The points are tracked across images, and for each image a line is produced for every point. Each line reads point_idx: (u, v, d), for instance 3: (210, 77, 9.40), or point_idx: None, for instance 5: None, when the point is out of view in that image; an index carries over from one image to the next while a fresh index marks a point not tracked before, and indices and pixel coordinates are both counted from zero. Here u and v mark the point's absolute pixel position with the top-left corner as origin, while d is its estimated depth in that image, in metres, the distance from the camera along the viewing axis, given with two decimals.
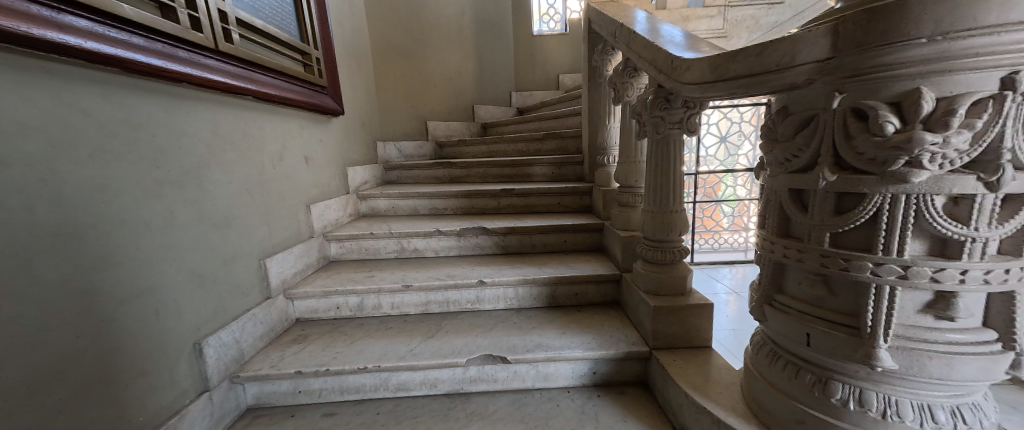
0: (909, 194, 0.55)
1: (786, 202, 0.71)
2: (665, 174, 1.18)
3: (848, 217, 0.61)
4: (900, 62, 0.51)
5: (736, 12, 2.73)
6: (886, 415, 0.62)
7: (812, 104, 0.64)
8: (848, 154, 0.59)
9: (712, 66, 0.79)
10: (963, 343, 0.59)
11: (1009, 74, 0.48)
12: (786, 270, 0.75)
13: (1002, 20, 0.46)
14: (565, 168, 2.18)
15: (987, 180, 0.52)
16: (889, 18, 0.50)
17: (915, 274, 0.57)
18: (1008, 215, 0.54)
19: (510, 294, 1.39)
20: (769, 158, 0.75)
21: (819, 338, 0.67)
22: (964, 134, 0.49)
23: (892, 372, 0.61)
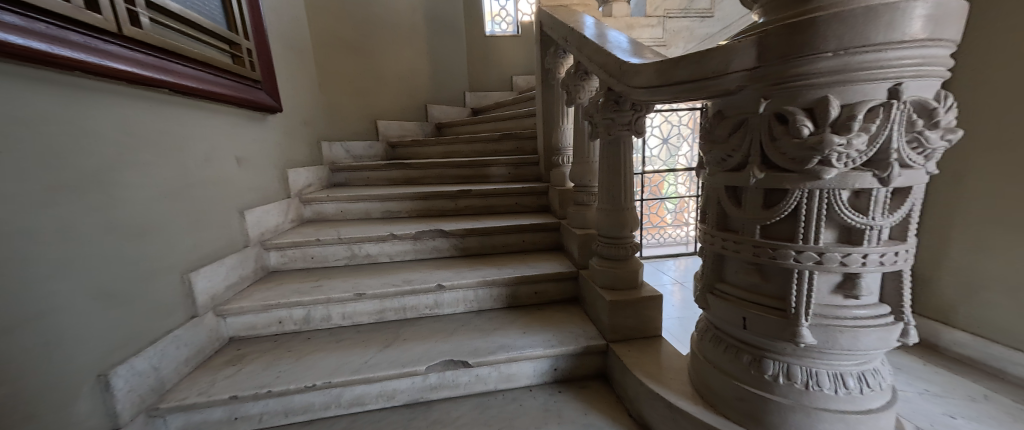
0: (822, 189, 0.62)
1: (724, 198, 0.78)
2: (617, 174, 1.23)
3: (775, 210, 0.68)
4: (812, 72, 0.58)
5: (673, 23, 2.95)
6: (808, 385, 0.70)
7: (743, 109, 0.70)
8: (773, 154, 0.65)
9: (656, 72, 0.84)
10: (866, 317, 0.68)
11: (893, 86, 0.56)
12: (724, 261, 0.82)
13: (887, 39, 0.54)
14: (522, 169, 2.21)
15: (881, 176, 0.60)
16: (803, 33, 0.57)
17: (828, 259, 0.65)
18: (896, 206, 0.63)
19: (470, 297, 1.38)
20: (708, 158, 0.81)
21: (753, 320, 0.74)
22: (863, 136, 0.57)
23: (812, 347, 0.69)
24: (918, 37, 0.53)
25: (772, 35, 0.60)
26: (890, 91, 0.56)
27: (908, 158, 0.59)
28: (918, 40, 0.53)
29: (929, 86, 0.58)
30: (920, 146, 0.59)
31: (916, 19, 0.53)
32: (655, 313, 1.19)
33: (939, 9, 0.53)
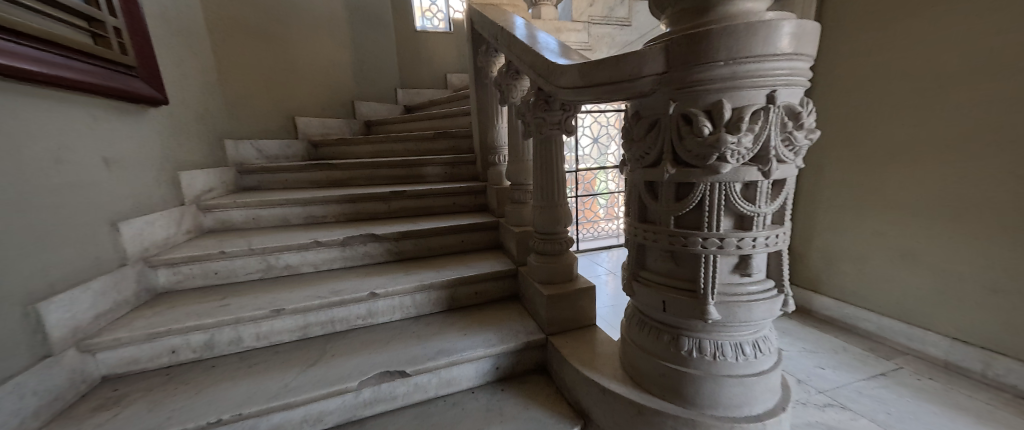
0: (720, 182, 0.71)
1: (643, 192, 0.84)
2: (550, 172, 1.27)
3: (685, 202, 0.75)
4: (709, 78, 0.65)
5: (597, 29, 3.13)
6: (715, 356, 0.79)
7: (656, 110, 0.76)
8: (681, 151, 0.72)
9: (579, 73, 0.88)
10: (757, 291, 0.78)
11: (770, 92, 0.66)
12: (646, 250, 0.89)
13: (764, 52, 0.62)
14: (459, 168, 2.17)
15: (764, 170, 0.69)
16: (699, 43, 0.64)
17: (727, 244, 0.73)
18: (776, 195, 0.74)
19: (407, 303, 1.32)
20: (629, 156, 0.87)
21: (670, 303, 0.82)
22: (749, 135, 0.65)
23: (717, 322, 0.78)
24: (786, 52, 0.63)
25: (675, 43, 0.67)
26: (767, 97, 0.65)
27: (782, 155, 0.69)
28: (786, 54, 0.63)
29: (795, 94, 0.68)
30: (791, 145, 0.69)
31: (784, 36, 0.62)
32: (589, 303, 1.26)
33: (801, 28, 0.63)
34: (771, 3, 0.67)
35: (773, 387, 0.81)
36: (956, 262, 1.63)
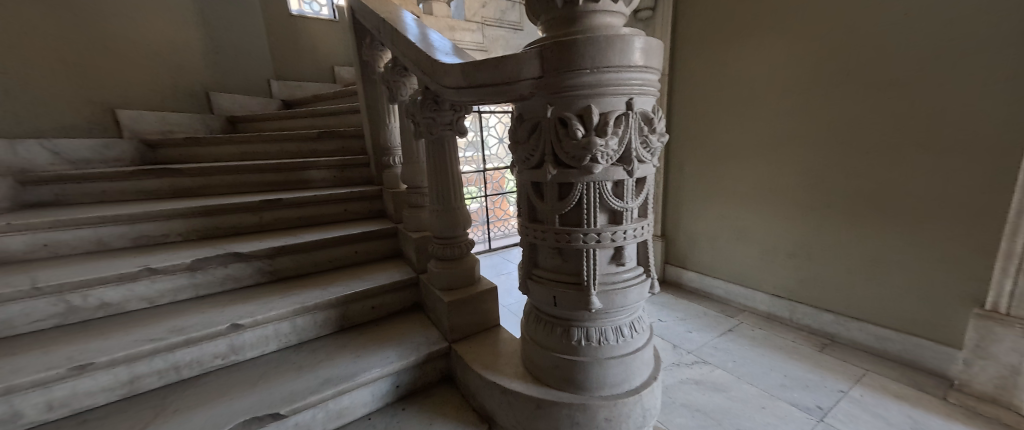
0: (594, 181, 0.77)
1: (530, 193, 0.87)
2: (444, 174, 1.23)
3: (567, 202, 0.79)
4: (578, 85, 0.70)
5: (491, 31, 3.17)
6: (601, 341, 0.87)
7: (536, 114, 0.79)
8: (560, 153, 0.76)
9: (462, 73, 0.86)
10: (631, 278, 0.87)
11: (629, 100, 0.74)
12: (537, 248, 0.93)
13: (621, 63, 0.69)
14: (349, 171, 1.96)
15: (629, 169, 0.78)
16: (567, 51, 0.68)
17: (603, 238, 0.80)
18: (639, 191, 0.83)
19: (283, 331, 1.13)
20: (515, 157, 0.89)
21: (560, 297, 0.86)
22: (614, 139, 0.72)
23: (600, 310, 0.85)
24: (639, 64, 0.71)
25: (547, 50, 0.70)
26: (627, 104, 0.73)
27: (642, 156, 0.78)
28: (639, 67, 0.71)
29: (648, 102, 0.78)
30: (648, 147, 0.78)
31: (636, 51, 0.70)
32: (492, 304, 1.26)
33: (649, 44, 0.72)
34: (626, 20, 0.75)
35: (647, 361, 0.92)
36: (770, 235, 2.12)
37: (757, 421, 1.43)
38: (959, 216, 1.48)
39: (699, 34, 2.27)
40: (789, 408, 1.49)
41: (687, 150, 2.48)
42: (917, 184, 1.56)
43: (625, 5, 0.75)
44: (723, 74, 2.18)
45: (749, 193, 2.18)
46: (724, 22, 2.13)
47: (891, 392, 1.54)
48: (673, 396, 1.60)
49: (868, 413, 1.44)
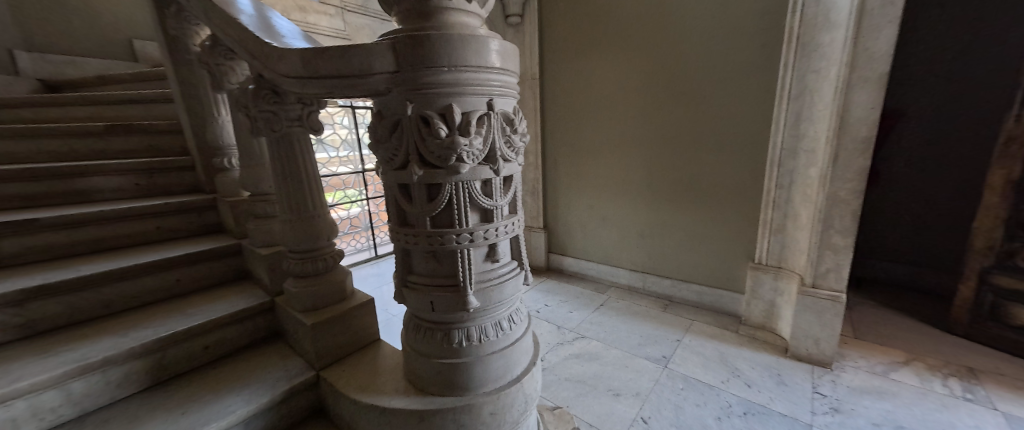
0: (462, 181, 0.76)
1: (397, 195, 0.81)
2: (296, 178, 1.06)
3: (436, 203, 0.77)
4: (436, 83, 0.71)
5: (353, 17, 2.89)
6: (482, 339, 0.87)
7: (396, 110, 0.76)
8: (425, 152, 0.74)
9: (303, 61, 0.76)
10: (506, 273, 0.90)
11: (489, 100, 0.77)
12: (410, 253, 0.88)
13: (477, 64, 0.72)
14: (159, 177, 1.52)
15: (495, 169, 0.80)
16: (423, 47, 0.68)
17: (476, 237, 0.80)
18: (507, 190, 0.87)
19: (43, 405, 0.78)
20: (378, 158, 0.83)
21: (437, 302, 0.83)
22: (479, 138, 0.73)
23: (479, 308, 0.85)
24: (496, 66, 0.75)
25: (403, 44, 0.69)
26: (487, 104, 0.75)
27: (506, 155, 0.81)
28: (496, 68, 0.75)
29: (509, 104, 0.82)
30: (512, 146, 0.82)
31: (492, 53, 0.74)
32: (368, 319, 1.16)
33: (503, 48, 0.76)
34: (483, 25, 0.79)
35: (527, 349, 0.97)
36: (625, 220, 2.52)
37: (624, 379, 1.69)
38: (738, 196, 2.02)
39: (560, 45, 2.54)
40: (645, 362, 1.80)
41: (558, 149, 2.75)
42: (714, 174, 2.07)
43: (481, 8, 0.77)
44: (582, 82, 2.49)
45: (607, 185, 2.54)
46: (579, 36, 2.43)
47: (709, 334, 2.01)
48: (558, 372, 1.76)
49: (696, 354, 1.84)
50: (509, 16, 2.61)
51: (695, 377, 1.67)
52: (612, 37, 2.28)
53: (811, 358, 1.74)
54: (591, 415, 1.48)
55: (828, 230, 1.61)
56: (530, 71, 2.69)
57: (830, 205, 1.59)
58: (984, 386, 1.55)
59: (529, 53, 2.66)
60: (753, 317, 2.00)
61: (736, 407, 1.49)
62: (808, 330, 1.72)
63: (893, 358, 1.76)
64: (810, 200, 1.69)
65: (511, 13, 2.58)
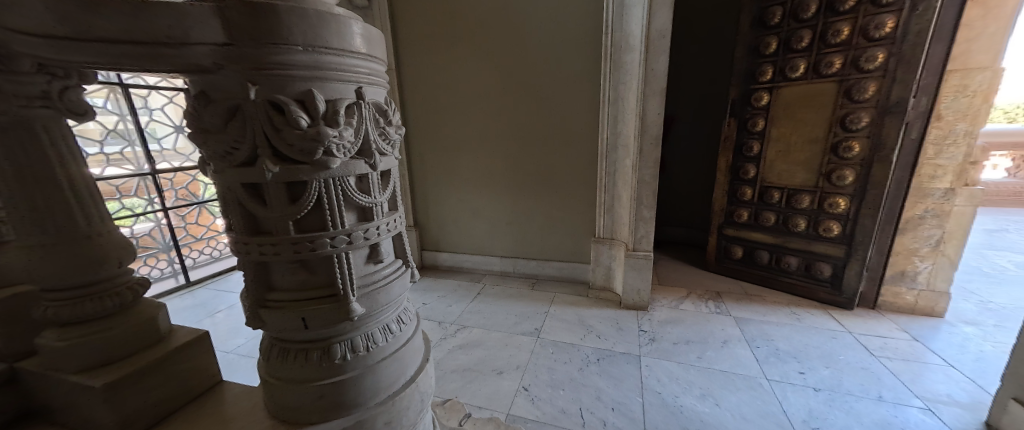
0: (333, 178, 0.70)
1: (244, 198, 0.67)
2: (49, 182, 0.73)
3: (301, 204, 0.67)
4: (289, 63, 0.61)
5: None
6: (369, 348, 0.81)
7: (233, 93, 0.62)
8: (281, 145, 0.64)
9: (58, 14, 0.53)
10: (392, 273, 0.86)
11: (357, 88, 0.72)
12: (267, 266, 0.74)
13: (340, 46, 0.66)
14: None
15: (371, 162, 0.76)
16: (266, 18, 0.58)
17: (356, 238, 0.74)
18: (385, 185, 0.83)
19: None
20: (207, 152, 0.66)
21: (311, 318, 0.73)
22: (348, 129, 0.69)
23: (363, 315, 0.79)
24: (361, 51, 0.70)
25: (235, 11, 0.57)
26: (356, 93, 0.71)
27: (382, 148, 0.79)
28: (362, 54, 0.71)
29: (378, 93, 0.80)
30: (387, 138, 0.81)
31: (356, 37, 0.69)
32: (198, 361, 0.91)
33: (368, 33, 0.72)
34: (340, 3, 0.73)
35: (418, 347, 0.96)
36: (493, 211, 2.67)
37: (505, 357, 1.82)
38: (581, 183, 2.40)
39: (415, 37, 2.48)
40: (521, 338, 1.98)
41: (423, 143, 2.69)
42: (562, 165, 2.41)
43: None
44: (441, 77, 2.50)
45: (475, 178, 2.64)
46: (434, 30, 2.42)
47: (569, 302, 2.36)
48: (443, 367, 1.76)
49: (561, 321, 2.14)
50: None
51: (561, 341, 1.94)
52: (467, 34, 2.36)
53: (637, 306, 2.25)
54: (479, 398, 1.55)
55: (640, 206, 2.10)
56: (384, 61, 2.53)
57: (640, 186, 2.07)
58: (727, 302, 2.32)
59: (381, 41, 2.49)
60: (598, 282, 2.44)
61: (592, 356, 1.81)
62: (633, 284, 2.21)
63: (682, 295, 2.45)
64: (628, 183, 2.16)
65: None
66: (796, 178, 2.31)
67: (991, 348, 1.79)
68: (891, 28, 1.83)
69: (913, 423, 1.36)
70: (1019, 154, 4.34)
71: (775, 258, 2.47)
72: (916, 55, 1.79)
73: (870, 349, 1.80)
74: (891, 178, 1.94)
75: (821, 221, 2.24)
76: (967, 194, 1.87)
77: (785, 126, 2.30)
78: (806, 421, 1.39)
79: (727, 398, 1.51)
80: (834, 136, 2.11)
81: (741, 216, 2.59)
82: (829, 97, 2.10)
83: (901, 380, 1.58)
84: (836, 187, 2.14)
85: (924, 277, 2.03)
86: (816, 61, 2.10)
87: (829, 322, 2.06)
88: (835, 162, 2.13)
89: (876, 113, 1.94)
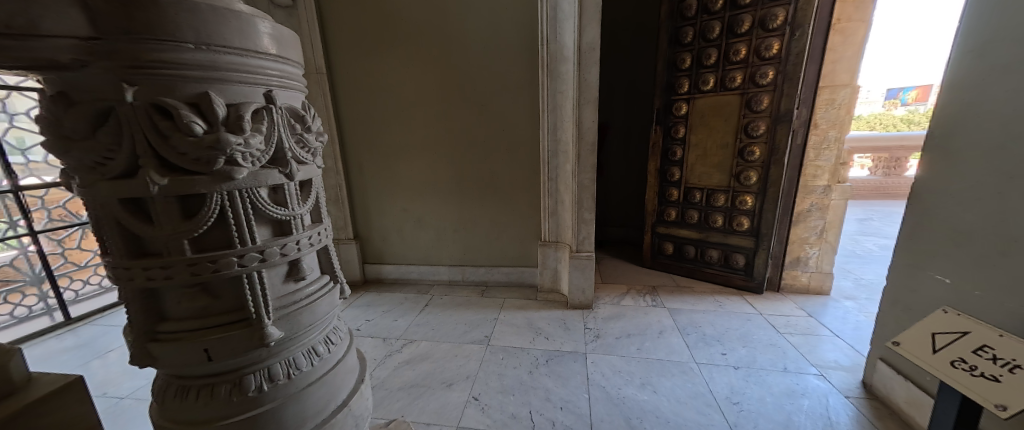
0: (239, 189, 0.69)
1: (124, 216, 0.64)
2: None
3: (199, 220, 0.66)
4: (177, 60, 0.61)
5: None
6: (290, 375, 0.78)
7: (105, 97, 0.60)
8: (171, 154, 0.62)
9: None
10: (317, 290, 0.84)
11: (265, 92, 0.73)
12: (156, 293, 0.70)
13: (243, 45, 0.67)
14: None
15: (286, 172, 0.75)
16: (148, 11, 0.58)
17: (269, 254, 0.73)
18: (305, 197, 0.82)
19: None
20: (73, 163, 0.63)
21: (215, 348, 0.70)
22: (257, 137, 0.68)
23: (284, 339, 0.77)
24: (270, 52, 0.72)
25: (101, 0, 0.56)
26: (265, 96, 0.73)
27: (299, 157, 0.78)
28: (270, 54, 0.73)
29: (293, 99, 0.81)
30: (305, 146, 0.80)
31: (263, 37, 0.71)
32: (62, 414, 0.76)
33: (278, 33, 0.74)
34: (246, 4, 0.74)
35: (351, 368, 0.94)
36: (437, 219, 2.61)
37: (455, 368, 1.77)
38: (525, 189, 2.45)
39: (346, 40, 2.35)
40: (472, 347, 1.95)
41: (360, 151, 2.55)
42: (505, 172, 2.44)
43: None
44: (376, 82, 2.40)
45: (417, 186, 2.56)
46: (366, 34, 2.33)
47: (518, 307, 2.38)
48: (388, 385, 1.67)
49: (511, 326, 2.14)
50: None
51: (511, 346, 1.95)
52: (402, 40, 2.31)
53: (582, 305, 2.33)
54: (427, 414, 1.49)
55: (581, 209, 2.19)
56: (314, 64, 2.36)
57: (580, 190, 2.16)
58: (661, 295, 2.51)
59: (310, 43, 2.33)
60: (545, 284, 2.50)
61: (541, 358, 1.84)
62: (578, 284, 2.30)
63: (622, 291, 2.60)
64: (569, 188, 2.25)
65: None
66: (713, 179, 2.58)
67: (864, 317, 2.14)
68: (777, 50, 2.14)
69: (812, 388, 1.57)
70: (877, 156, 5.30)
71: (700, 252, 2.72)
72: (797, 73, 2.11)
73: (776, 327, 2.06)
74: (785, 178, 2.26)
75: (734, 217, 2.52)
76: (840, 190, 2.24)
77: (702, 133, 2.57)
78: (729, 397, 1.54)
79: (663, 384, 1.63)
80: (740, 142, 2.40)
81: (670, 214, 2.83)
82: (734, 108, 2.39)
83: (800, 352, 1.83)
84: (743, 186, 2.43)
85: (814, 261, 2.38)
86: (723, 76, 2.39)
87: (745, 306, 2.32)
88: (742, 164, 2.42)
89: (771, 122, 2.25)
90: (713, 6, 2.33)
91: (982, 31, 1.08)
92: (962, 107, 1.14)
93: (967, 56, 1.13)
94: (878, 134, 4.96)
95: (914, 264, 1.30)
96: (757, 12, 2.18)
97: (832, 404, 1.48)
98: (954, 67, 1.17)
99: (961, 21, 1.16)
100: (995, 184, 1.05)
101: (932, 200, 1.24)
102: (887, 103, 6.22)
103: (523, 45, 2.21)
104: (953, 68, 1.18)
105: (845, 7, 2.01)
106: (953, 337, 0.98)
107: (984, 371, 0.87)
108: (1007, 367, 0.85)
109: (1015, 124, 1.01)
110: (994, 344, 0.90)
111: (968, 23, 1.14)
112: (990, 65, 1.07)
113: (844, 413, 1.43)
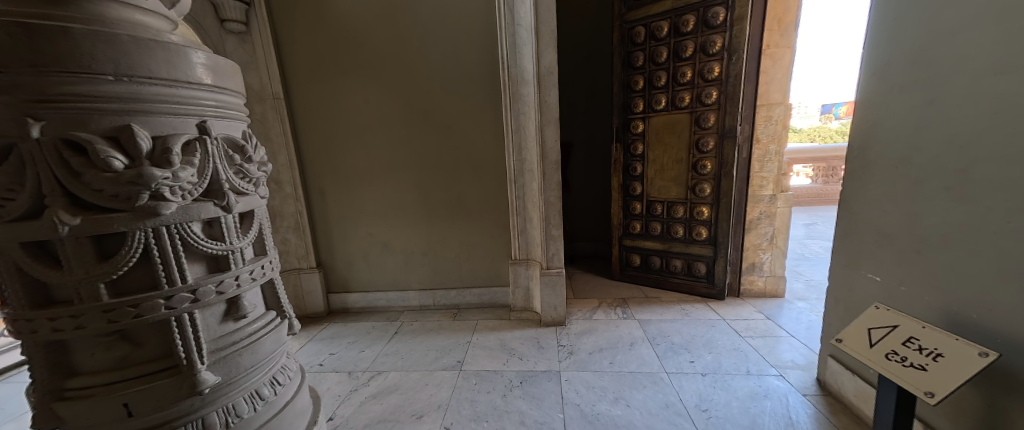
0: (166, 224, 0.74)
1: (26, 263, 0.68)
2: None
3: (117, 262, 0.71)
4: (93, 92, 0.66)
5: None
6: (227, 424, 0.84)
7: (4, 133, 0.64)
8: (86, 193, 0.67)
9: None
10: (259, 328, 0.92)
11: (198, 121, 0.80)
12: (67, 349, 0.75)
13: (171, 76, 0.74)
14: None
15: (222, 204, 0.83)
16: (61, 45, 0.63)
17: (203, 294, 0.79)
18: (245, 230, 0.90)
19: None
20: None
21: (136, 401, 0.74)
22: (185, 168, 0.74)
23: (218, 385, 0.83)
24: (204, 82, 0.80)
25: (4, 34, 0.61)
26: (199, 127, 0.80)
27: (238, 187, 0.86)
28: (204, 83, 0.80)
29: (230, 128, 0.88)
30: (246, 176, 0.89)
31: (198, 66, 0.78)
32: None
33: (213, 66, 0.82)
34: (181, 37, 0.82)
35: (299, 410, 1.00)
36: (403, 243, 2.55)
37: (426, 398, 1.70)
38: (492, 208, 2.46)
39: (304, 65, 2.31)
40: (443, 374, 1.88)
41: (321, 176, 2.46)
42: (472, 192, 2.45)
43: (170, 24, 0.81)
44: (338, 106, 2.36)
45: (382, 210, 2.50)
46: (325, 59, 2.30)
47: (490, 327, 2.34)
48: (352, 424, 1.56)
49: (484, 348, 2.10)
50: (226, 21, 2.11)
51: (484, 369, 1.90)
52: (362, 64, 2.30)
53: (555, 322, 2.33)
54: None
55: (548, 225, 2.22)
56: (270, 89, 2.29)
57: (547, 208, 2.19)
58: (631, 307, 2.56)
59: (265, 68, 2.26)
60: (518, 303, 2.48)
61: (515, 380, 1.80)
62: (550, 301, 2.30)
63: (593, 305, 2.62)
64: (536, 205, 2.28)
65: (229, 18, 2.10)
66: (671, 192, 2.71)
67: (815, 316, 2.29)
68: (717, 72, 2.33)
69: (772, 389, 1.64)
70: (817, 165, 5.77)
71: (665, 262, 2.82)
72: (736, 93, 2.29)
73: (738, 331, 2.15)
74: (734, 189, 2.41)
75: (693, 227, 2.64)
76: (784, 198, 2.42)
77: (658, 150, 2.71)
78: (698, 405, 1.56)
79: (635, 396, 1.64)
80: (692, 157, 2.55)
81: (635, 227, 2.93)
82: (685, 125, 2.55)
83: (761, 354, 1.91)
84: (698, 197, 2.57)
85: (767, 266, 2.53)
86: (672, 96, 2.55)
87: (709, 313, 2.40)
88: (696, 177, 2.56)
89: (718, 138, 2.41)
90: (659, 33, 2.51)
91: (881, 57, 1.24)
92: (873, 123, 1.28)
93: (871, 80, 1.28)
94: (813, 146, 5.43)
95: (849, 264, 1.41)
96: (697, 38, 2.36)
97: (791, 403, 1.54)
98: (861, 90, 1.33)
99: (864, 50, 1.32)
100: (905, 190, 1.18)
101: (856, 206, 1.37)
102: (822, 117, 6.78)
103: (484, 69, 2.28)
104: (861, 89, 1.33)
105: (772, 35, 2.24)
106: (885, 331, 1.06)
107: (913, 361, 0.95)
108: (931, 356, 0.93)
109: (916, 137, 1.14)
110: (919, 336, 0.99)
111: (869, 50, 1.30)
112: (889, 88, 1.22)
113: (803, 411, 1.49)
